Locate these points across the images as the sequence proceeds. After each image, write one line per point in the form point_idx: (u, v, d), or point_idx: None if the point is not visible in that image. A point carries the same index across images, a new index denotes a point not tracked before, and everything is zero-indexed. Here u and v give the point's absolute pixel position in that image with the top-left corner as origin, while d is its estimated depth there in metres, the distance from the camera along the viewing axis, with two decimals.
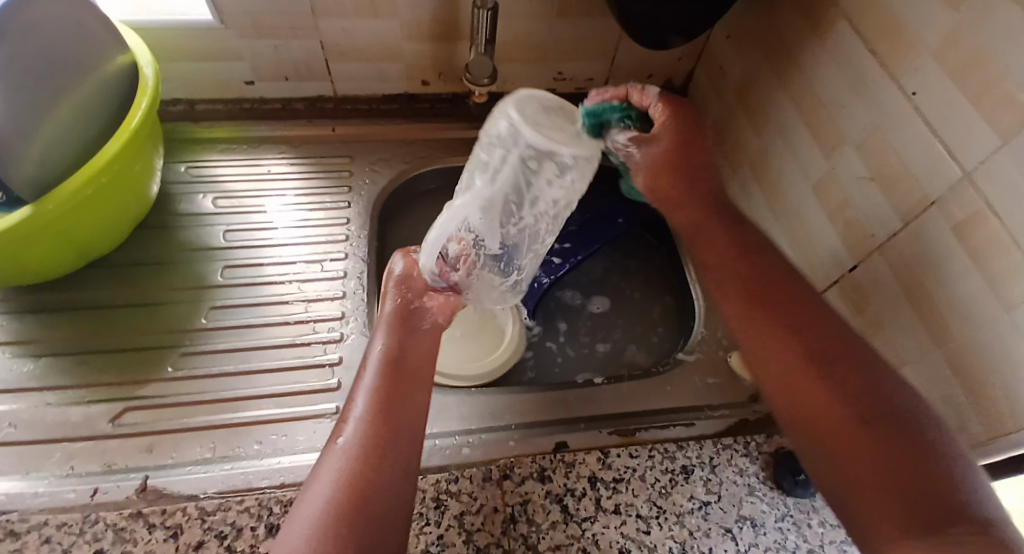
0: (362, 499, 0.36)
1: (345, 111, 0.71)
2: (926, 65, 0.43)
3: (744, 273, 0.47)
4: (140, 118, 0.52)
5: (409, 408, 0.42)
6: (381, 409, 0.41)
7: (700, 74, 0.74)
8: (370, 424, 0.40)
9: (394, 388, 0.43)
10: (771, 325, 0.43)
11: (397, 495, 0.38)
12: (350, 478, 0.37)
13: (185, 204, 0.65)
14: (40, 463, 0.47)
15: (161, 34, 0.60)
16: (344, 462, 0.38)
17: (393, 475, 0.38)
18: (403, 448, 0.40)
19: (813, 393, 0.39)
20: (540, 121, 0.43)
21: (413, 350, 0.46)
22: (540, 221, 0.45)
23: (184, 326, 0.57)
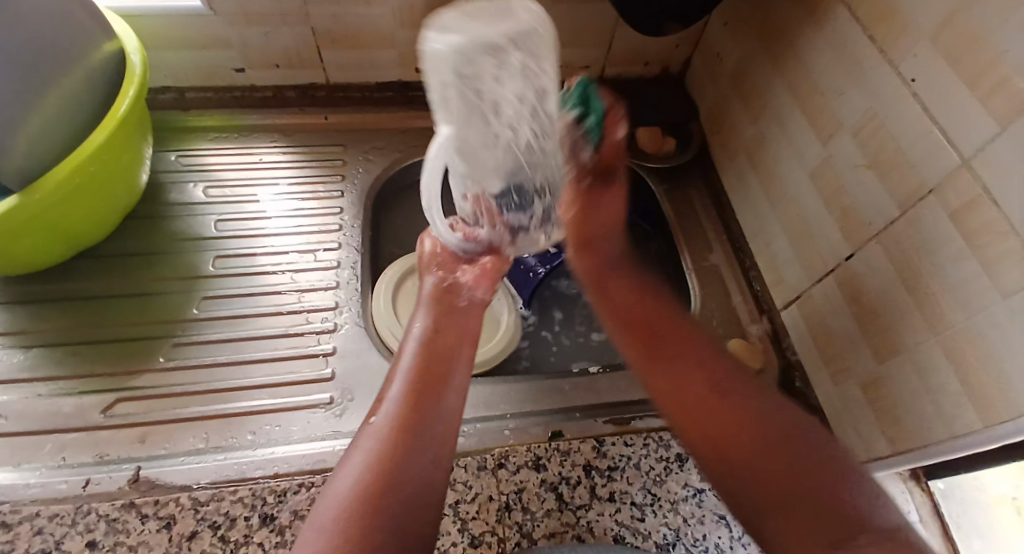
0: (392, 477, 0.38)
1: (338, 99, 0.70)
2: (924, 51, 0.42)
3: (644, 315, 0.50)
4: (128, 107, 0.52)
5: (442, 393, 0.44)
6: (414, 393, 0.43)
7: (697, 61, 0.73)
8: (403, 404, 0.42)
9: (428, 374, 0.45)
10: (670, 364, 0.46)
11: (428, 476, 0.39)
12: (381, 455, 0.39)
13: (175, 194, 0.64)
14: (32, 454, 0.47)
15: (148, 21, 0.59)
16: (377, 440, 0.40)
17: (424, 457, 0.40)
18: (435, 431, 0.41)
19: (718, 421, 0.42)
20: (462, 22, 0.35)
21: (446, 337, 0.48)
22: (523, 137, 0.41)
23: (176, 317, 0.56)
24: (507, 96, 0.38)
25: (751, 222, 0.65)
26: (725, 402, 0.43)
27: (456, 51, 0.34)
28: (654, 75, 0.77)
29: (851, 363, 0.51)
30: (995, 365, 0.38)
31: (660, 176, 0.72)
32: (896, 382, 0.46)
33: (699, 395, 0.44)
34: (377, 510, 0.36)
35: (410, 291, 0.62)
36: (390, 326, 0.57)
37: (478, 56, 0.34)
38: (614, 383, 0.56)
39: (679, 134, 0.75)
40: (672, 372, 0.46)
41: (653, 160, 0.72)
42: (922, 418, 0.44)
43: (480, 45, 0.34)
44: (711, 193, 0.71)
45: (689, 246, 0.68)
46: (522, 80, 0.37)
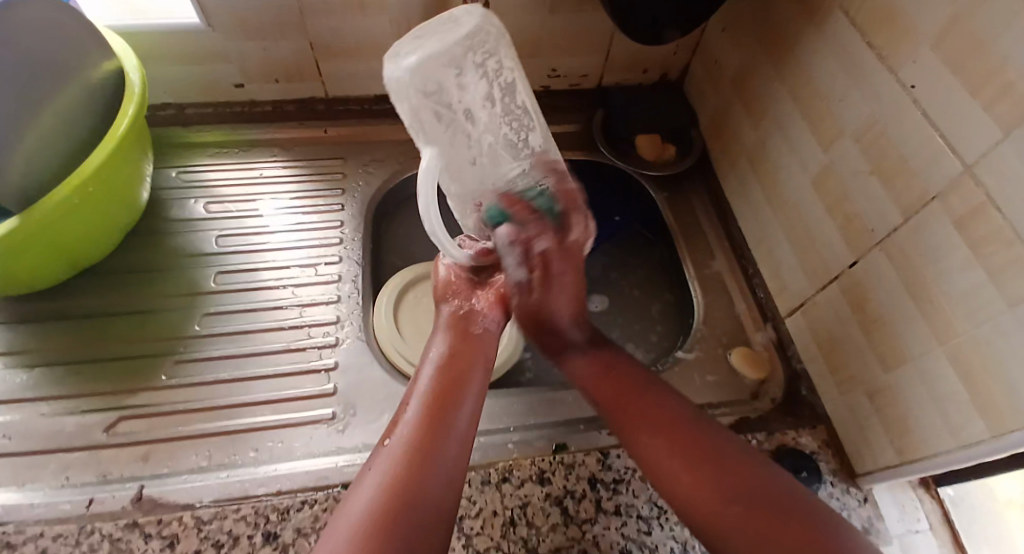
0: (402, 503, 0.37)
1: (337, 112, 0.71)
2: (925, 57, 0.42)
3: (615, 379, 0.48)
4: (127, 125, 0.52)
5: (457, 418, 0.43)
6: (429, 417, 0.43)
7: (696, 66, 0.73)
8: (418, 427, 0.42)
9: (445, 397, 0.44)
10: (644, 421, 0.44)
11: (440, 502, 0.38)
12: (393, 480, 0.38)
13: (176, 210, 0.64)
14: (35, 475, 0.47)
15: (147, 37, 0.59)
16: (391, 464, 0.39)
17: (439, 482, 0.39)
18: (450, 456, 0.41)
19: (695, 467, 0.40)
20: (425, 37, 0.41)
21: (462, 360, 0.48)
22: (499, 133, 0.47)
23: (179, 333, 0.56)
24: (472, 99, 0.44)
25: (754, 229, 0.65)
26: (708, 450, 0.41)
27: (416, 69, 0.40)
28: (653, 82, 0.77)
29: (857, 371, 0.51)
30: (1003, 372, 0.38)
31: (660, 185, 0.72)
32: (903, 391, 0.46)
33: (677, 453, 0.41)
34: (387, 538, 0.35)
35: (412, 303, 0.61)
36: (392, 338, 0.57)
37: (436, 72, 0.41)
38: None
39: (680, 140, 0.74)
40: (639, 435, 0.44)
41: (655, 167, 0.71)
42: (931, 426, 0.44)
43: (437, 60, 0.40)
44: (713, 200, 0.71)
45: (692, 253, 0.68)
46: (482, 81, 0.44)
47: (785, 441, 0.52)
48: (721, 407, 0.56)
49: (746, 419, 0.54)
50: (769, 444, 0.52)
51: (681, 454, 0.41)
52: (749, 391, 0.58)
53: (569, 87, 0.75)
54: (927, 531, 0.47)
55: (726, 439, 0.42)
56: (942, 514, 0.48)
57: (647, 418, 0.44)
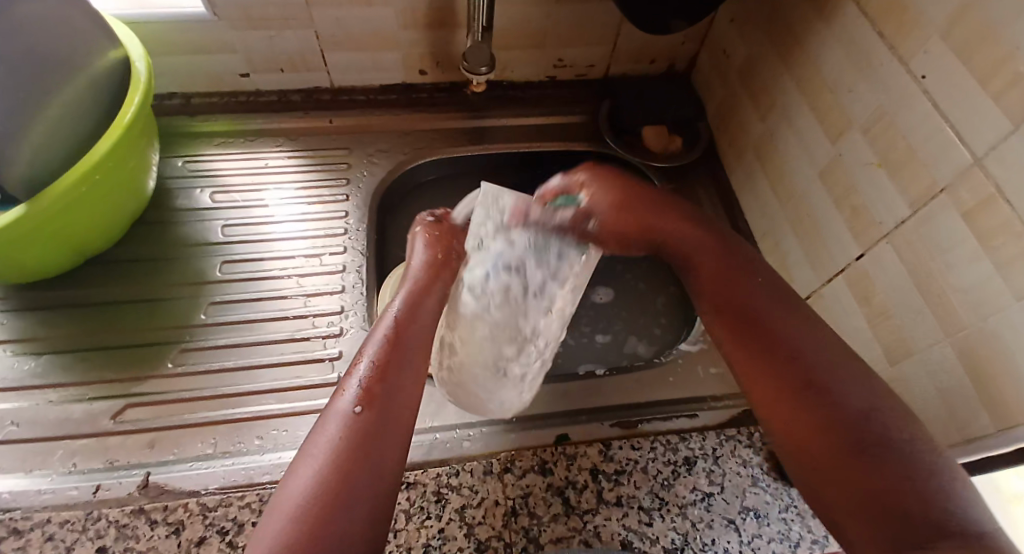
0: (355, 459, 0.37)
1: (341, 102, 0.71)
2: (935, 47, 0.41)
3: (727, 290, 0.45)
4: (133, 115, 0.52)
5: (403, 369, 0.42)
6: (375, 375, 0.41)
7: (704, 58, 0.72)
8: (367, 384, 0.41)
9: (395, 346, 0.44)
10: (749, 345, 0.42)
11: (391, 455, 0.38)
12: (347, 439, 0.38)
13: (181, 200, 0.64)
14: (43, 461, 0.47)
15: (152, 27, 0.59)
16: (341, 422, 0.39)
17: (388, 434, 0.39)
18: (396, 409, 0.40)
19: (784, 401, 0.38)
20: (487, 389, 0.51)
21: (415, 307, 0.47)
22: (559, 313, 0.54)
23: (184, 322, 0.56)
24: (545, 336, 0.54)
25: (760, 222, 0.64)
26: (810, 374, 0.38)
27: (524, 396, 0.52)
28: (659, 73, 0.76)
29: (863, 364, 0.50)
30: (1015, 371, 0.37)
31: (667, 176, 0.70)
32: (909, 383, 0.45)
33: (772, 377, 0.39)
34: (341, 496, 0.35)
35: None
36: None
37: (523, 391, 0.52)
38: (621, 385, 0.56)
39: (687, 132, 0.73)
40: (745, 357, 0.42)
41: (660, 159, 0.70)
42: (935, 421, 0.43)
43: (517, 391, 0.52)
44: (718, 191, 0.70)
45: None
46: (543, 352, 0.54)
47: None
48: (726, 398, 0.55)
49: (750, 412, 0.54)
50: None
51: (773, 380, 0.39)
52: None
53: (575, 77, 0.74)
54: None
55: (823, 359, 0.39)
56: None
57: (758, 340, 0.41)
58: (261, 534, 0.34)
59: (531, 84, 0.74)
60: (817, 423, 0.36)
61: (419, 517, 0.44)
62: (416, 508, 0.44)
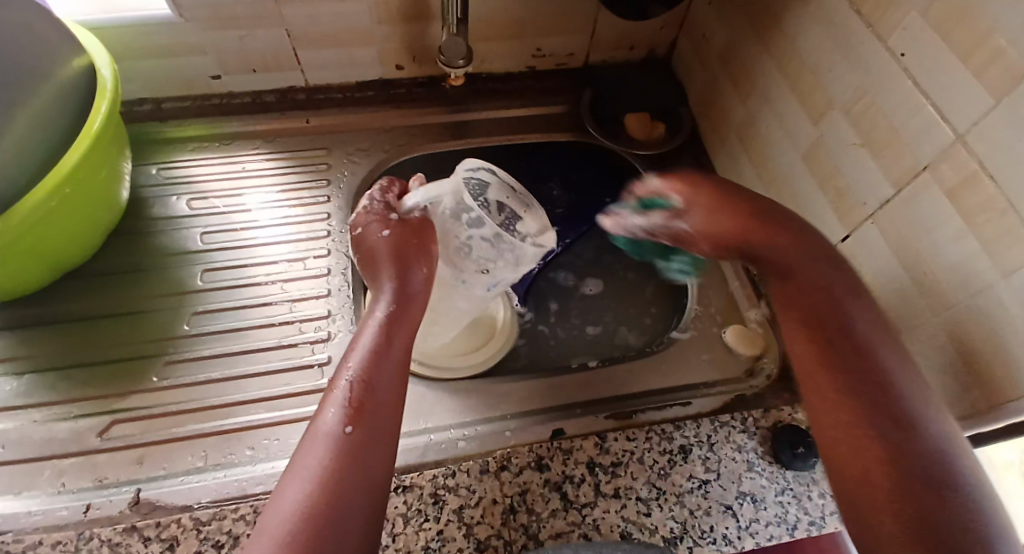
0: (342, 481, 0.36)
1: (318, 101, 0.69)
2: (914, 24, 0.41)
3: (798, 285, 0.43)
4: (102, 122, 0.51)
5: (388, 377, 0.41)
6: (362, 388, 0.39)
7: (684, 42, 0.71)
8: (353, 398, 0.39)
9: (382, 354, 0.41)
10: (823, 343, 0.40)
11: (376, 472, 0.38)
12: (334, 459, 0.37)
13: (158, 208, 0.63)
14: (30, 482, 0.46)
15: (118, 32, 0.57)
16: (327, 440, 0.38)
17: (374, 450, 0.38)
18: (384, 425, 0.39)
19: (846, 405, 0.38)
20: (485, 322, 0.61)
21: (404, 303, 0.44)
22: None
23: (168, 333, 0.55)
24: None
25: None
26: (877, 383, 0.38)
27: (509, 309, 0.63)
28: (640, 59, 0.75)
29: None
30: (1004, 346, 0.37)
31: (651, 162, 0.70)
32: None
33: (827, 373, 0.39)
34: (327, 519, 0.35)
35: None
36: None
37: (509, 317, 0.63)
38: (613, 376, 0.56)
39: (670, 119, 0.72)
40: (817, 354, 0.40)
41: (646, 147, 0.70)
42: None
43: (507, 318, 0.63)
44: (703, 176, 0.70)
45: None
46: None
47: (784, 419, 0.51)
48: (718, 385, 0.56)
49: (743, 398, 0.54)
50: (767, 420, 0.51)
51: (825, 374, 0.39)
52: (744, 368, 0.57)
53: (555, 67, 0.73)
54: None
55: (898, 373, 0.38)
56: None
57: (830, 337, 0.40)
58: (251, 551, 0.34)
59: (511, 75, 0.73)
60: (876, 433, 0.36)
61: (418, 520, 0.44)
62: (414, 511, 0.44)
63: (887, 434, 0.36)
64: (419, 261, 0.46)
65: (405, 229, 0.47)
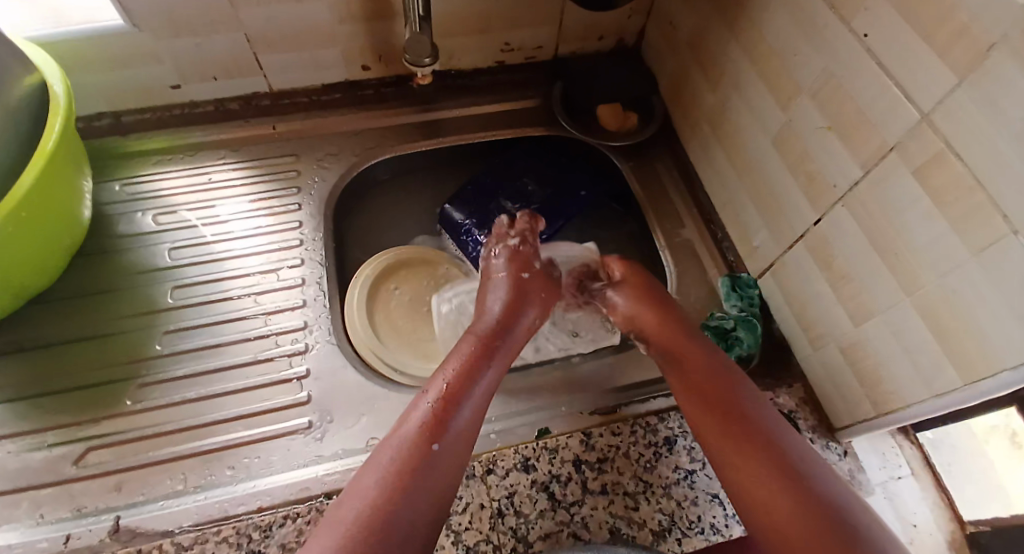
0: (416, 480, 0.40)
1: (283, 107, 0.68)
2: (878, 5, 0.40)
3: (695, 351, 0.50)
4: (56, 142, 0.49)
5: (473, 399, 0.45)
6: (450, 404, 0.44)
7: (652, 29, 0.70)
8: (440, 410, 0.43)
9: (474, 375, 0.46)
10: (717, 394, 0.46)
11: (446, 481, 0.41)
12: (410, 460, 0.40)
13: (123, 225, 0.61)
14: (7, 515, 0.45)
15: (67, 45, 0.55)
16: (408, 442, 0.42)
17: (453, 462, 0.42)
18: (463, 438, 0.43)
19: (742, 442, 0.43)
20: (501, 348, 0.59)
21: (499, 335, 0.50)
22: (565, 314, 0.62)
23: (140, 355, 0.54)
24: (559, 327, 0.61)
25: (719, 193, 0.64)
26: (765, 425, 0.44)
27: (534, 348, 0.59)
28: (609, 48, 0.74)
29: (830, 328, 0.51)
30: (975, 323, 0.38)
31: (625, 154, 0.70)
32: (874, 343, 0.46)
33: (724, 428, 0.44)
34: (395, 514, 0.38)
35: (384, 295, 0.62)
36: (376, 350, 0.57)
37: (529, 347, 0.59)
38: (594, 371, 0.56)
39: (640, 110, 0.73)
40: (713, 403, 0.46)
41: (621, 137, 0.70)
42: (902, 379, 0.44)
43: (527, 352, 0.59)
44: (678, 164, 0.69)
45: (661, 226, 0.66)
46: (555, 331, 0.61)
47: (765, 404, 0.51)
48: None
49: None
50: None
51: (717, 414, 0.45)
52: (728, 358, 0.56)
53: (524, 60, 0.72)
54: (909, 476, 0.50)
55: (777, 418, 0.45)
56: (922, 457, 0.51)
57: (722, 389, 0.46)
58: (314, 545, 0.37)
59: (480, 70, 0.72)
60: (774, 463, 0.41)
61: None
62: None
63: (785, 464, 0.41)
64: (534, 306, 0.54)
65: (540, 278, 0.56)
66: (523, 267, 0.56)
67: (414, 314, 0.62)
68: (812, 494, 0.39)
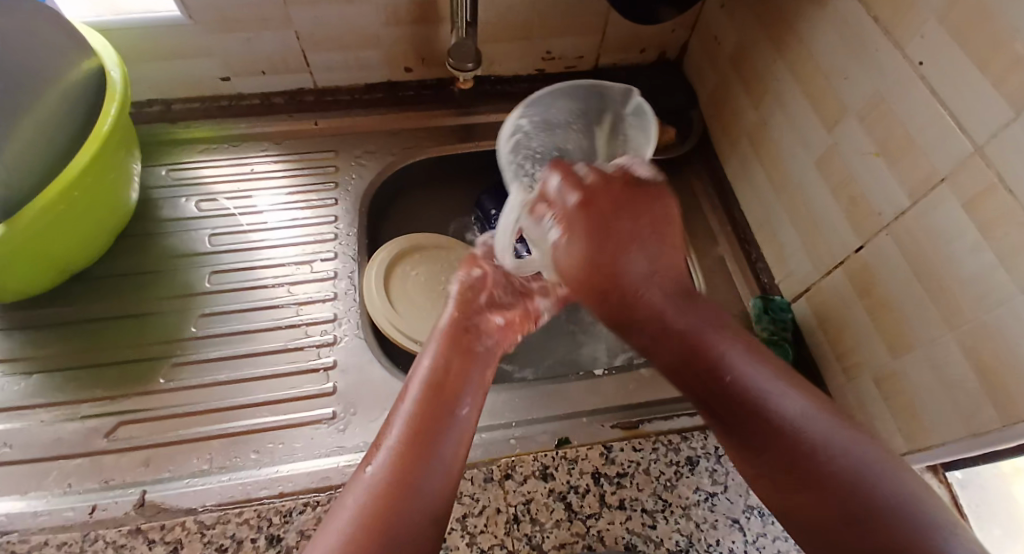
0: (379, 530, 0.32)
1: (325, 104, 0.69)
2: (932, 31, 0.40)
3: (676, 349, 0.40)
4: (111, 125, 0.51)
5: (448, 416, 0.38)
6: (419, 433, 0.37)
7: (695, 44, 0.71)
8: (401, 446, 0.36)
9: (435, 403, 0.39)
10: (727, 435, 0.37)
11: (419, 525, 0.33)
12: (382, 491, 0.34)
13: (166, 210, 0.63)
14: (38, 482, 0.47)
15: (125, 35, 0.58)
16: (372, 488, 0.34)
17: (419, 499, 0.34)
18: (433, 470, 0.35)
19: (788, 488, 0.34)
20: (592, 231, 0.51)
21: (462, 347, 0.43)
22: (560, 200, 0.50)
23: (174, 335, 0.56)
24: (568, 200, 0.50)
25: (756, 213, 0.63)
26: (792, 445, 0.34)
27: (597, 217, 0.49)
28: (650, 62, 0.74)
29: (865, 356, 0.50)
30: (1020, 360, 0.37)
31: (660, 168, 0.70)
32: (911, 376, 0.45)
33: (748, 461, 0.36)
34: None
35: (400, 277, 0.62)
36: (393, 322, 0.57)
37: None
38: (619, 384, 0.56)
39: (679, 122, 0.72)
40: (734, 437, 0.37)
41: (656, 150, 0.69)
42: (939, 414, 0.43)
43: None
44: (714, 181, 0.69)
45: (694, 242, 0.66)
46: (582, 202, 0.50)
47: None
48: None
49: None
50: None
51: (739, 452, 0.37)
52: None
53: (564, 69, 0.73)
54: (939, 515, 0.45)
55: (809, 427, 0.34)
56: (952, 496, 0.46)
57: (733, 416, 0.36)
58: None
59: (520, 77, 0.73)
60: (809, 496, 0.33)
61: None
62: None
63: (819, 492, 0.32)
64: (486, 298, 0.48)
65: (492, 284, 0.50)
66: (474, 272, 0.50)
67: (431, 293, 0.62)
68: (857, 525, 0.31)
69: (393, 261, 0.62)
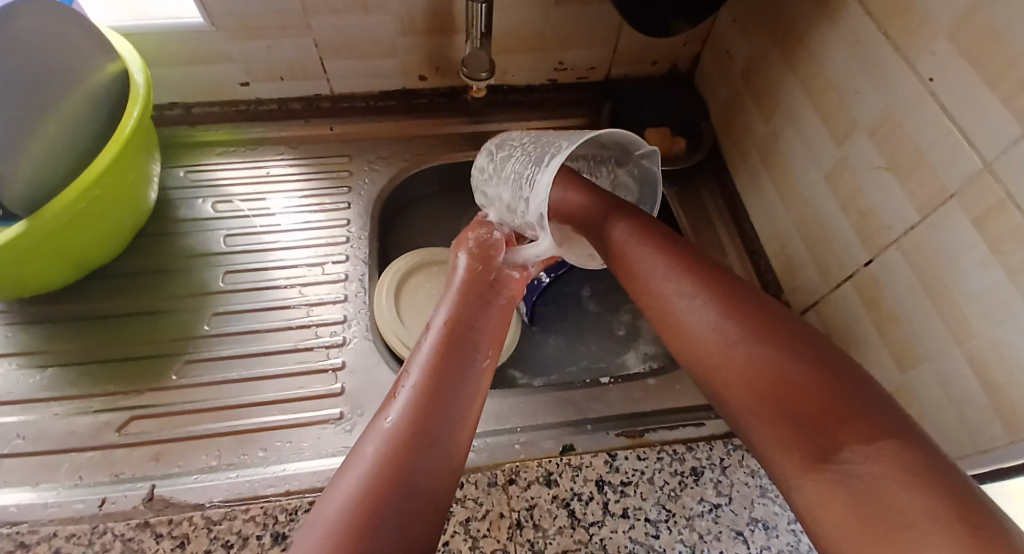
0: (400, 467, 0.37)
1: (341, 109, 0.70)
2: (943, 47, 0.40)
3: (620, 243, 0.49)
4: (133, 127, 0.52)
5: (461, 376, 0.44)
6: (436, 383, 0.43)
7: (706, 58, 0.71)
8: (418, 399, 0.41)
9: (446, 364, 0.44)
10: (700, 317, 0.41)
11: (436, 469, 0.38)
12: (399, 437, 0.38)
13: (184, 210, 0.64)
14: (49, 475, 0.47)
15: (150, 39, 0.59)
16: (390, 434, 0.39)
17: (439, 447, 0.39)
18: (448, 423, 0.41)
19: (720, 354, 0.39)
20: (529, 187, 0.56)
21: (465, 315, 0.49)
22: (512, 182, 0.58)
23: (186, 334, 0.56)
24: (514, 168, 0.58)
25: (766, 225, 0.63)
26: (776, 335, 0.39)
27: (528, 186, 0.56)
28: (661, 74, 0.75)
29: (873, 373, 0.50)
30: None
31: (669, 180, 0.70)
32: (919, 392, 0.45)
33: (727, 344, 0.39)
34: (384, 506, 0.34)
35: (414, 288, 0.63)
36: (398, 332, 0.57)
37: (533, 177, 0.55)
38: (626, 393, 0.56)
39: (688, 134, 0.73)
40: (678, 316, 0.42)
41: (664, 162, 0.70)
42: (947, 431, 0.43)
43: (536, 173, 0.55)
44: (724, 193, 0.70)
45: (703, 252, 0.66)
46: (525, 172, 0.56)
47: None
48: None
49: None
50: None
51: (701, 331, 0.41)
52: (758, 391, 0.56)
53: (576, 80, 0.74)
54: None
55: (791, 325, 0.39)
56: None
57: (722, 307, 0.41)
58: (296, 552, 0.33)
59: (533, 87, 0.74)
60: (750, 364, 0.38)
61: None
62: None
63: (774, 364, 0.37)
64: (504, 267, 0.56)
65: (499, 250, 0.58)
66: (484, 248, 0.57)
67: None
68: (814, 400, 0.35)
69: (406, 271, 0.63)
